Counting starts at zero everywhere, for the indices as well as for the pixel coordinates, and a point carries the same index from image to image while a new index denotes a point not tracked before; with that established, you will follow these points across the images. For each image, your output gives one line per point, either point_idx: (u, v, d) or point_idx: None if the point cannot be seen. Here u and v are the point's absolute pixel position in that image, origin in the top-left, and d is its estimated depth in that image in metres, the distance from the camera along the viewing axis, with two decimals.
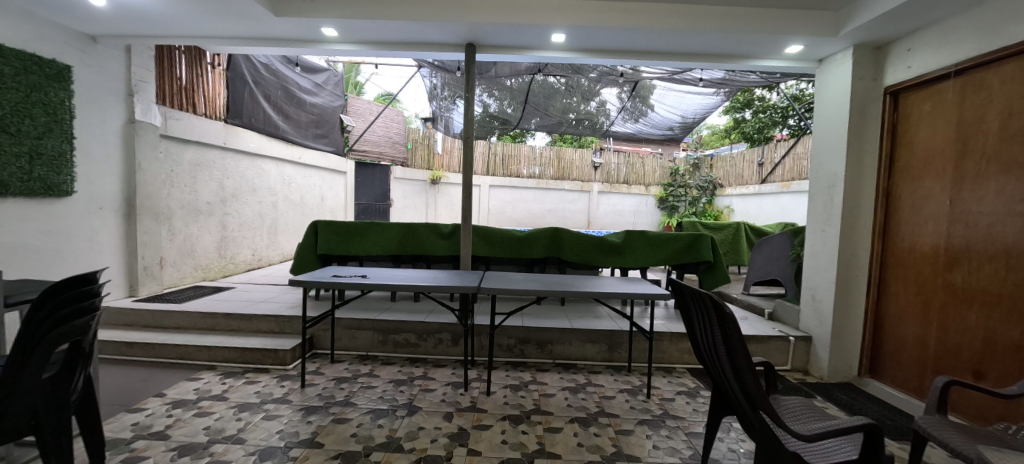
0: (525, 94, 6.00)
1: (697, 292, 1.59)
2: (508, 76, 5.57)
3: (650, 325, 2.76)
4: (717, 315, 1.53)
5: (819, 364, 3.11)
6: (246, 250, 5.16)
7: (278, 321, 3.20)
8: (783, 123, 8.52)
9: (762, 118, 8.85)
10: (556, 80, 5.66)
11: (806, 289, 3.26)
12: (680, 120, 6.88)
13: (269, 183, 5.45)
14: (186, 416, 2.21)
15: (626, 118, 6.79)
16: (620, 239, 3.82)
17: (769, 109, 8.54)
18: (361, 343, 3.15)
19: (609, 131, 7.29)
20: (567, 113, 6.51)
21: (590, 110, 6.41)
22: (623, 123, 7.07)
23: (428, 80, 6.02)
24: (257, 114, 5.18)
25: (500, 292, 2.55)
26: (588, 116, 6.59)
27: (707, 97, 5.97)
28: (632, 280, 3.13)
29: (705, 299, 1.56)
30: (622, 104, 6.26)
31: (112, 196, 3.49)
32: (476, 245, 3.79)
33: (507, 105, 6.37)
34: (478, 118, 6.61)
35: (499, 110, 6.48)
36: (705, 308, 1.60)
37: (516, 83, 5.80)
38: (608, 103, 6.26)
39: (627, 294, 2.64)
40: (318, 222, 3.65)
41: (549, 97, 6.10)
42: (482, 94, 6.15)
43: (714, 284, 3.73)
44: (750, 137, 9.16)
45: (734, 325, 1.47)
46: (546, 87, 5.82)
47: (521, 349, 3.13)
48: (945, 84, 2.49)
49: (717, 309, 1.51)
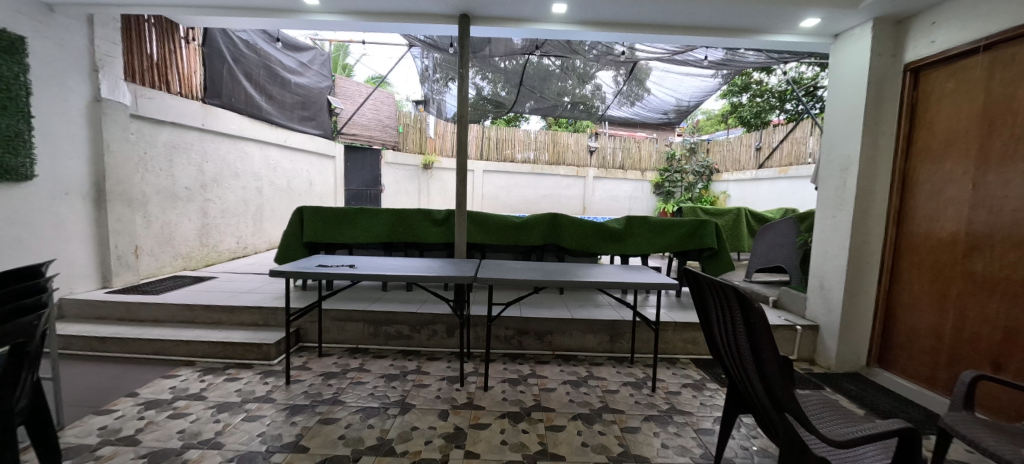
0: (519, 77, 5.77)
1: (719, 283, 1.44)
2: (503, 56, 5.35)
3: (657, 312, 2.64)
4: (741, 309, 1.39)
5: (826, 355, 3.01)
6: (231, 238, 4.94)
7: (261, 313, 3.01)
8: (779, 107, 8.76)
9: (758, 102, 9.10)
10: (553, 62, 5.45)
11: (814, 277, 3.13)
12: (676, 103, 6.70)
13: (253, 168, 5.20)
14: (160, 419, 2.06)
15: (622, 103, 6.60)
16: (621, 225, 3.67)
17: (767, 93, 8.83)
18: (351, 335, 2.99)
19: (605, 114, 7.10)
20: (562, 96, 6.29)
21: (585, 93, 6.20)
22: (619, 108, 6.87)
23: (421, 62, 5.91)
24: (237, 95, 4.89)
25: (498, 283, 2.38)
26: (583, 100, 6.40)
27: (707, 80, 5.81)
28: (635, 268, 2.98)
29: (727, 291, 1.41)
30: (618, 88, 6.05)
31: (81, 182, 3.24)
32: (470, 231, 3.60)
33: (503, 89, 6.17)
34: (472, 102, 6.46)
35: (494, 94, 6.27)
36: (726, 300, 1.46)
37: (510, 65, 5.57)
38: (604, 87, 6.05)
39: (632, 283, 2.49)
40: (302, 207, 3.43)
41: (546, 80, 5.88)
42: (477, 76, 5.97)
43: (718, 271, 3.59)
44: (747, 121, 9.44)
45: (764, 322, 1.31)
46: (542, 68, 5.59)
47: (518, 340, 3.00)
48: (973, 60, 2.33)
49: (743, 303, 1.36)
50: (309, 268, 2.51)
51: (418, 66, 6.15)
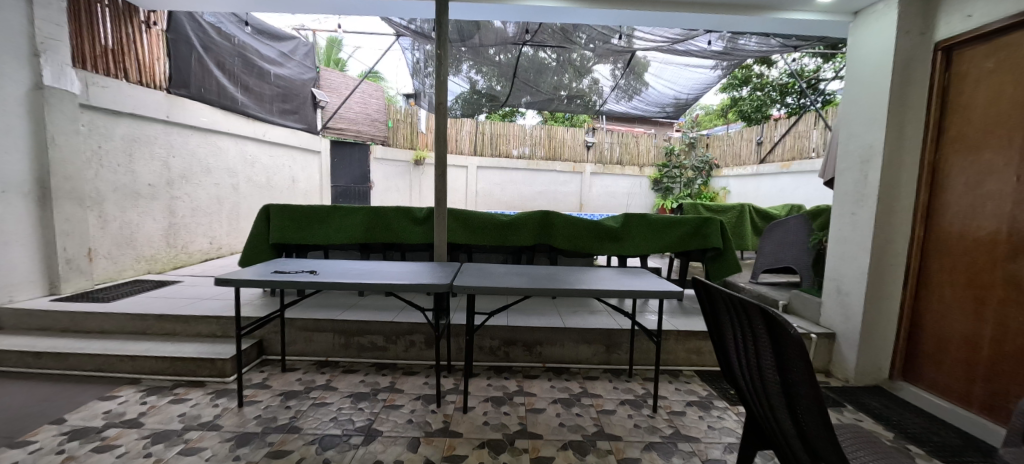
0: (513, 70, 5.48)
1: (739, 299, 1.16)
2: (494, 47, 5.04)
3: (659, 326, 2.30)
4: (769, 333, 1.10)
5: (843, 366, 2.74)
6: (203, 239, 4.63)
7: (219, 323, 2.72)
8: (780, 101, 8.43)
9: (758, 95, 8.63)
10: (548, 53, 5.14)
11: (831, 280, 2.85)
12: (675, 97, 6.43)
13: (227, 163, 4.88)
14: (81, 453, 1.76)
15: (619, 97, 6.31)
16: (618, 224, 3.38)
17: (768, 85, 8.38)
18: (320, 347, 2.70)
19: (602, 109, 6.80)
20: (558, 90, 5.98)
21: (582, 88, 5.90)
22: (616, 102, 6.57)
23: (411, 54, 5.69)
24: (207, 85, 4.56)
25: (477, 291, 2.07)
26: (580, 94, 6.10)
27: (707, 73, 5.53)
28: (633, 271, 2.69)
29: (751, 310, 1.13)
30: (616, 82, 5.78)
31: (21, 178, 2.93)
32: (454, 231, 3.31)
33: (496, 83, 5.87)
34: (465, 95, 6.18)
35: (488, 87, 5.97)
36: (748, 320, 1.17)
37: (504, 58, 5.28)
38: (601, 81, 5.75)
39: (630, 291, 2.17)
40: (270, 206, 3.13)
41: (540, 73, 5.57)
42: (469, 70, 5.65)
43: (723, 272, 3.31)
44: (749, 117, 8.99)
45: (800, 350, 1.03)
46: (537, 60, 5.28)
47: (505, 352, 2.71)
48: (1016, 36, 2.05)
49: (772, 327, 1.07)
50: (264, 275, 2.20)
51: (409, 59, 5.85)
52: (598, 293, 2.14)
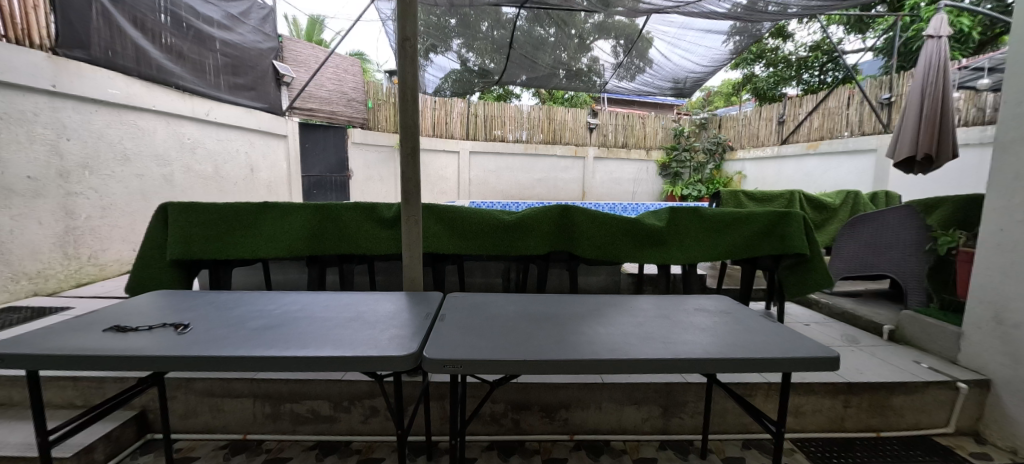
0: (507, 48, 4.51)
1: None
2: (482, 18, 4.05)
3: (780, 407, 1.26)
4: None
5: (1009, 430, 1.84)
6: (122, 245, 3.68)
7: (80, 387, 1.80)
8: (797, 78, 8.51)
9: (774, 72, 8.64)
10: (549, 22, 4.11)
11: (984, 305, 1.95)
12: (674, 79, 5.32)
13: (156, 149, 3.88)
14: None
15: (619, 76, 5.29)
16: (662, 222, 2.47)
17: (786, 62, 8.43)
18: (235, 419, 1.80)
19: (604, 90, 5.83)
20: (557, 68, 5.00)
21: (582, 67, 4.95)
22: (617, 82, 5.57)
23: (392, 27, 4.18)
24: (117, 47, 3.51)
25: (454, 367, 1.06)
26: (580, 74, 5.14)
27: (715, 48, 4.44)
28: (697, 302, 1.68)
29: None
30: (618, 60, 4.82)
31: None
32: (438, 237, 2.37)
33: (488, 60, 4.80)
34: (456, 75, 5.16)
35: (480, 65, 4.91)
36: None
37: (498, 33, 4.28)
38: (601, 60, 4.80)
39: (731, 359, 1.12)
40: (168, 203, 2.20)
41: (536, 50, 4.59)
42: (459, 47, 4.56)
43: (808, 289, 2.41)
44: (762, 93, 8.87)
45: None
46: (535, 34, 4.28)
47: (514, 420, 1.82)
48: None
49: None
50: (86, 335, 1.22)
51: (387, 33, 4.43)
52: (682, 366, 1.11)
